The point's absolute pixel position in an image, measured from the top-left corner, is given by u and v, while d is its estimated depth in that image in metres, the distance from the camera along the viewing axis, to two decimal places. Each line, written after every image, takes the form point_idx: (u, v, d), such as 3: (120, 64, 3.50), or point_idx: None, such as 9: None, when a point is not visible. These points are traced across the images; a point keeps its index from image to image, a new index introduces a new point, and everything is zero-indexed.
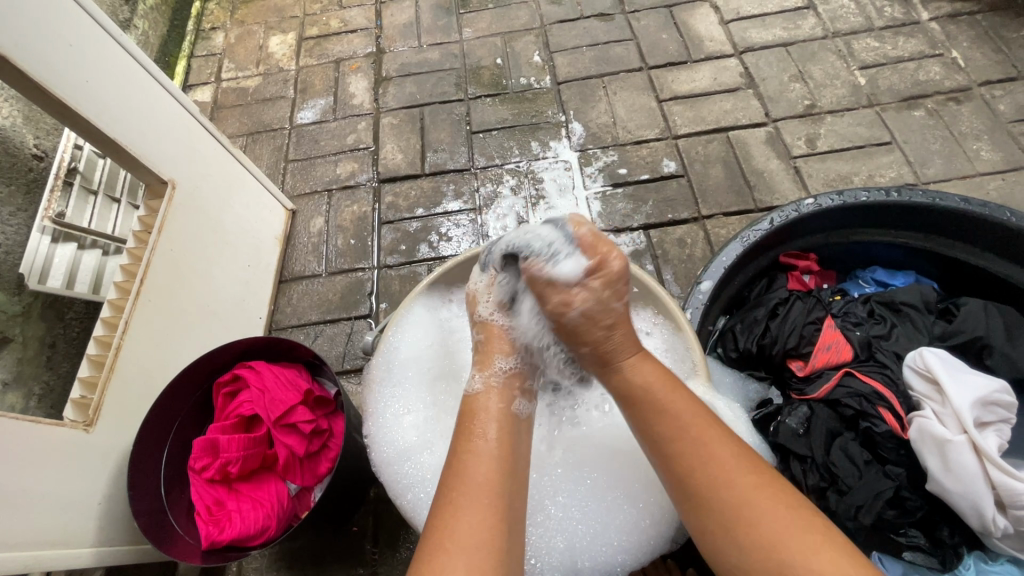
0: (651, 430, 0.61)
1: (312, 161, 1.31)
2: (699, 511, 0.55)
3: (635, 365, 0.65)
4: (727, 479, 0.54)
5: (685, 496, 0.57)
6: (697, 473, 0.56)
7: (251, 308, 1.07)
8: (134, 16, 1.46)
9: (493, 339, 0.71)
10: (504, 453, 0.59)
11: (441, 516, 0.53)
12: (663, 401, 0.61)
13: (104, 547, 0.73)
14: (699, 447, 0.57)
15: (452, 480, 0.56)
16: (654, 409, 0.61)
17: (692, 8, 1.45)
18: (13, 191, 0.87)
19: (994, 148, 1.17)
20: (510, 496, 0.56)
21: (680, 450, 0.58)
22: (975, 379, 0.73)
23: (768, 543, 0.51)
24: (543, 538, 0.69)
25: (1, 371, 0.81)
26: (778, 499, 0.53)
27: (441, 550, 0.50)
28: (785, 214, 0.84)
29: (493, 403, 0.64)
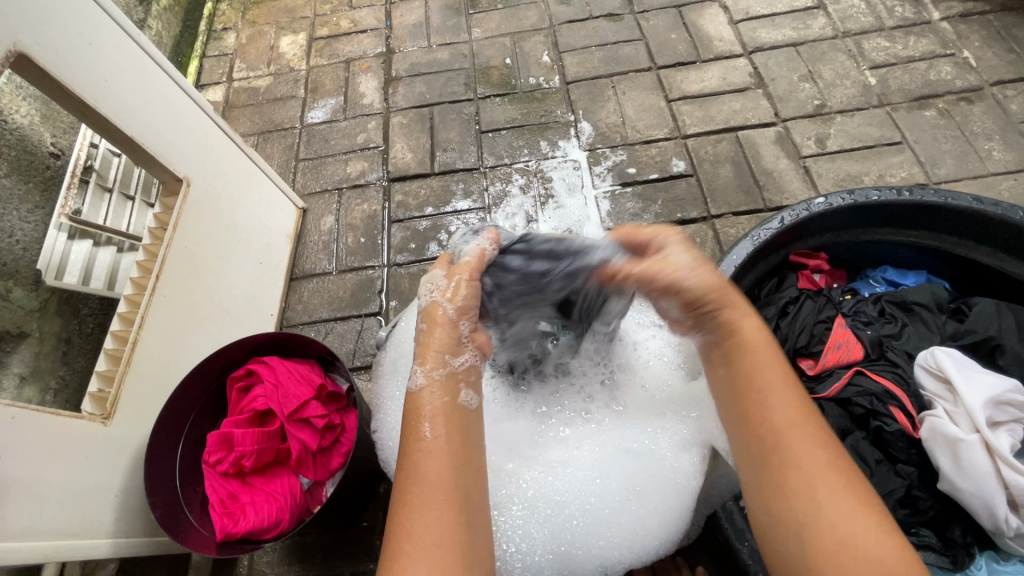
0: (747, 401, 0.56)
1: (323, 160, 1.32)
2: (774, 495, 0.52)
3: (743, 336, 0.58)
4: (816, 471, 0.51)
5: (763, 476, 0.53)
6: (789, 458, 0.52)
7: (263, 304, 1.08)
8: (148, 17, 1.47)
9: (435, 329, 0.64)
10: (454, 446, 0.57)
11: (398, 519, 0.52)
12: (772, 376, 0.56)
13: (121, 539, 0.74)
14: (796, 434, 0.53)
15: (404, 482, 0.54)
16: (759, 381, 0.56)
17: (701, 8, 1.45)
18: (31, 188, 0.88)
19: (1006, 148, 1.16)
20: (468, 489, 0.55)
21: (775, 433, 0.53)
22: (987, 378, 0.73)
23: (842, 544, 0.48)
24: (522, 526, 0.70)
25: (19, 366, 0.82)
26: (862, 503, 0.49)
27: (401, 553, 0.50)
28: (796, 213, 0.84)
29: (437, 396, 0.60)
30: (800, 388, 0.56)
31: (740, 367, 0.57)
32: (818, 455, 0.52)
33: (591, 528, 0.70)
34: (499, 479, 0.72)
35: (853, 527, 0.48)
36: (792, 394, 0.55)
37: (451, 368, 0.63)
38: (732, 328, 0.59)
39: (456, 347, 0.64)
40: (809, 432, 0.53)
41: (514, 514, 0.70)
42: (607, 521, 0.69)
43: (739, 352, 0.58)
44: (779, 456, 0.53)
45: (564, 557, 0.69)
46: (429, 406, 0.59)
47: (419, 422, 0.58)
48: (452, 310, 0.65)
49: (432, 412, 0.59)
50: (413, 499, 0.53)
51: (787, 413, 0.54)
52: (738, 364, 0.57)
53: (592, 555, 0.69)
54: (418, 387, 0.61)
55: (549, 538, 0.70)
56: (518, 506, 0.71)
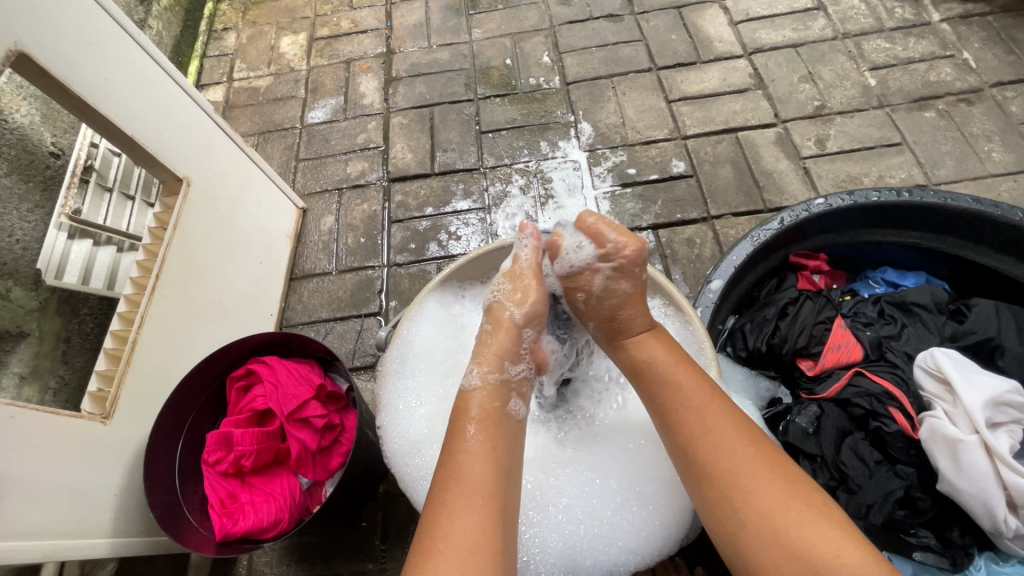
0: (662, 400, 0.63)
1: (323, 160, 1.32)
2: (700, 482, 0.58)
3: (645, 348, 0.67)
4: (731, 452, 0.58)
5: (686, 468, 0.60)
6: (706, 445, 0.59)
7: (263, 304, 1.08)
8: (149, 17, 1.48)
9: None
10: (496, 451, 0.59)
11: (436, 515, 0.53)
12: (677, 376, 0.63)
13: (120, 539, 0.74)
14: (704, 421, 0.60)
15: (445, 480, 0.56)
16: (666, 383, 0.63)
17: (701, 9, 1.45)
18: (31, 188, 0.88)
19: (1005, 149, 1.16)
20: (506, 494, 0.57)
21: (687, 425, 0.60)
22: (986, 379, 0.73)
23: (765, 516, 0.54)
24: (534, 533, 0.69)
25: (19, 365, 0.82)
26: (777, 473, 0.56)
27: (434, 552, 0.51)
28: (796, 213, 0.84)
29: (485, 401, 0.62)
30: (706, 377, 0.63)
31: (648, 374, 0.65)
32: (732, 436, 0.58)
33: (596, 530, 0.69)
34: None
35: (771, 496, 0.55)
36: (697, 384, 0.62)
37: (507, 376, 0.65)
38: (633, 344, 0.68)
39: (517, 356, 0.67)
40: (721, 417, 0.60)
41: (533, 522, 0.70)
42: (610, 522, 0.69)
43: (646, 362, 0.66)
44: (696, 443, 0.59)
45: (574, 563, 0.67)
46: (475, 408, 0.62)
47: (464, 424, 0.60)
48: (518, 316, 0.68)
49: (479, 416, 0.61)
50: (454, 498, 0.54)
51: (701, 407, 0.61)
52: (641, 375, 0.66)
53: (598, 558, 0.66)
54: (470, 388, 0.64)
55: (559, 546, 0.68)
56: (530, 510, 0.71)
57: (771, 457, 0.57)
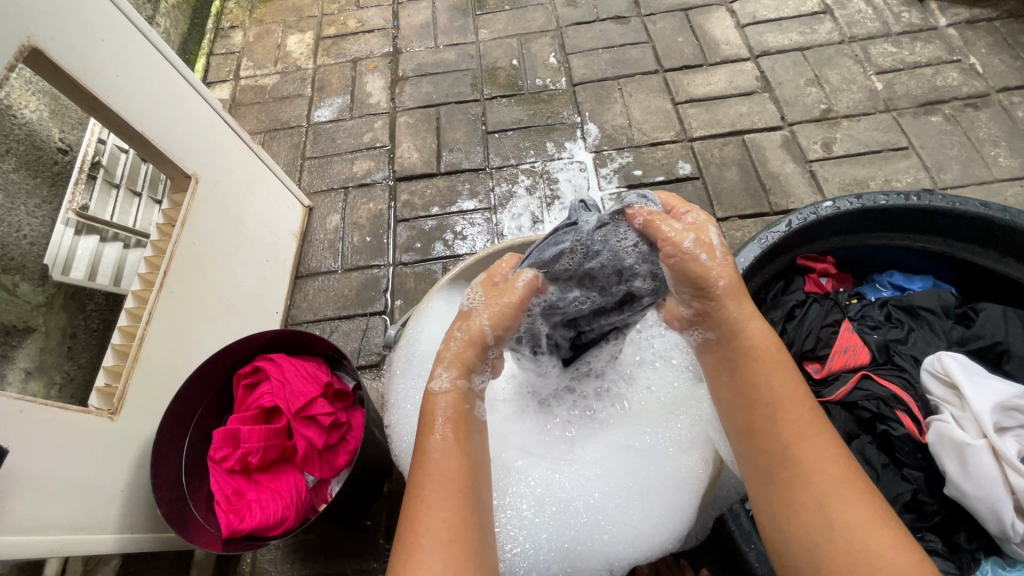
0: (752, 401, 0.58)
1: (329, 159, 1.32)
2: (778, 496, 0.54)
3: (745, 335, 0.60)
4: (817, 470, 0.52)
5: (758, 454, 0.57)
6: (795, 458, 0.54)
7: (268, 301, 1.08)
8: (156, 14, 1.47)
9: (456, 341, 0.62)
10: (464, 447, 0.57)
11: (412, 515, 0.52)
12: (778, 371, 0.58)
13: (125, 535, 0.74)
14: (793, 433, 0.55)
15: (417, 478, 0.54)
16: (758, 381, 0.58)
17: (708, 12, 1.45)
18: (39, 183, 0.88)
19: (1012, 154, 1.16)
20: (476, 489, 0.56)
21: (775, 433, 0.56)
22: (994, 384, 0.73)
23: (855, 544, 0.48)
24: (532, 527, 0.70)
25: (25, 360, 0.82)
26: (865, 500, 0.51)
27: (417, 546, 0.50)
28: (804, 216, 0.84)
29: (452, 403, 0.59)
30: (800, 381, 0.58)
31: (746, 367, 0.59)
32: (820, 453, 0.53)
33: (596, 525, 0.69)
34: (509, 477, 0.73)
35: (833, 487, 0.51)
36: (789, 387, 0.57)
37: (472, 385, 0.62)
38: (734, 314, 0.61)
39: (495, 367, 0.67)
40: (812, 434, 0.54)
41: (527, 514, 0.71)
42: (610, 517, 0.69)
43: (743, 353, 0.60)
44: (781, 454, 0.55)
45: (571, 557, 0.68)
46: (442, 409, 0.59)
47: (433, 424, 0.58)
48: (492, 335, 0.61)
49: (447, 415, 0.59)
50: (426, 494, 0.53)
51: (791, 417, 0.56)
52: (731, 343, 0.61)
53: (598, 552, 0.68)
54: (436, 392, 0.60)
55: (557, 540, 0.69)
56: (528, 505, 0.71)
57: (861, 482, 0.52)
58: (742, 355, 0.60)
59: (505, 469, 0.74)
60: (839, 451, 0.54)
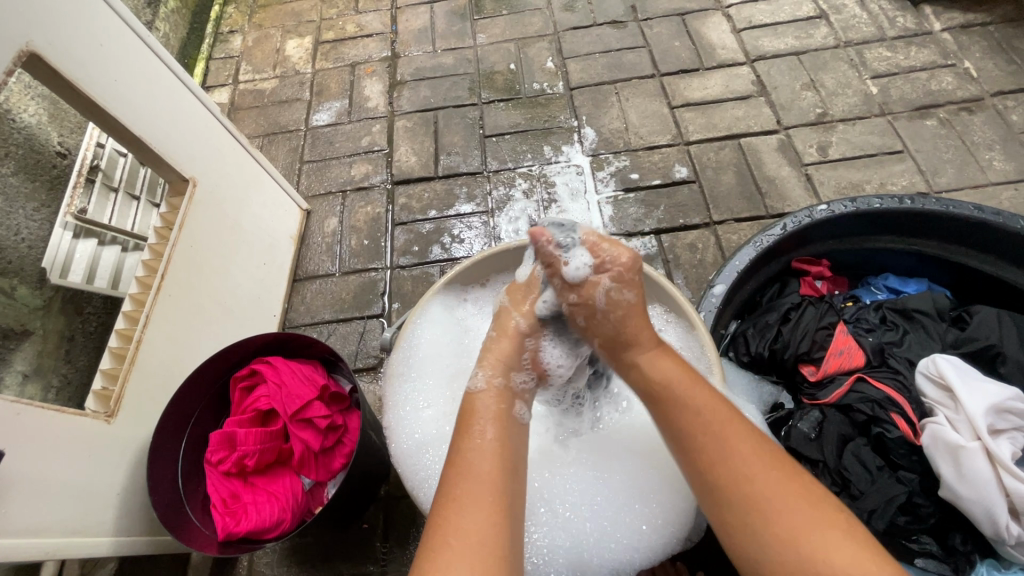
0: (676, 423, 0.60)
1: (327, 162, 1.33)
2: (722, 515, 0.55)
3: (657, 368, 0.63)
4: (755, 480, 0.54)
5: (693, 472, 0.58)
6: (727, 471, 0.56)
7: (266, 305, 1.08)
8: (156, 19, 1.48)
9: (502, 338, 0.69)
10: (502, 450, 0.59)
11: (445, 509, 0.53)
12: (690, 393, 0.60)
13: (122, 538, 0.74)
14: (724, 450, 0.56)
15: (453, 475, 0.56)
16: (677, 406, 0.60)
17: (704, 16, 1.46)
18: (38, 187, 0.89)
19: (1007, 158, 1.17)
20: (512, 494, 0.56)
21: (706, 456, 0.57)
22: (988, 386, 0.73)
23: (806, 553, 0.50)
24: (540, 534, 0.70)
25: (22, 363, 0.82)
26: (805, 500, 0.53)
27: (446, 544, 0.51)
28: (799, 219, 0.84)
29: (492, 403, 0.64)
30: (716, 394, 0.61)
31: (659, 396, 0.62)
32: (753, 463, 0.55)
33: (603, 531, 0.69)
34: None
35: (773, 491, 0.53)
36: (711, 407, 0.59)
37: (510, 383, 0.66)
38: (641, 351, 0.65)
39: (518, 364, 0.68)
40: (742, 443, 0.57)
41: (537, 519, 0.71)
42: (614, 521, 0.70)
43: (660, 386, 0.62)
44: (716, 476, 0.56)
45: (579, 563, 0.67)
46: (482, 412, 0.62)
47: (477, 423, 0.61)
48: (523, 322, 0.70)
49: (487, 414, 0.62)
50: (460, 491, 0.54)
51: (720, 435, 0.57)
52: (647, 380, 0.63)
53: (603, 555, 0.67)
54: (477, 389, 0.65)
55: (565, 546, 0.69)
56: (536, 510, 0.72)
57: (793, 479, 0.54)
58: (652, 389, 0.63)
59: None
60: (766, 452, 0.56)
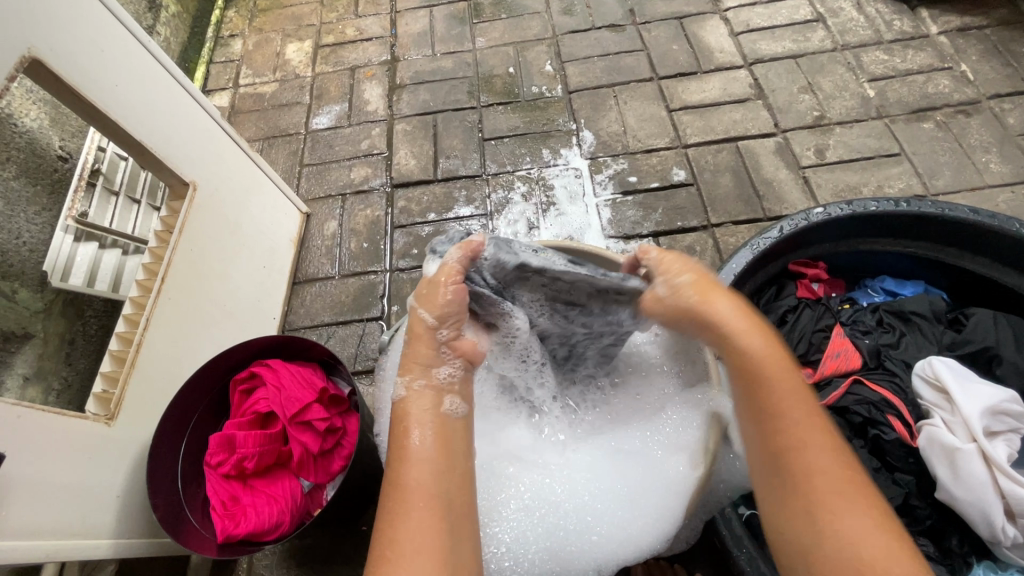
0: (777, 435, 0.56)
1: (327, 165, 1.33)
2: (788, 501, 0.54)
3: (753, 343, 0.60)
4: (837, 486, 0.52)
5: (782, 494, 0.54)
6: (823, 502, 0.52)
7: (266, 308, 1.09)
8: (157, 23, 1.49)
9: (416, 343, 0.65)
10: (437, 452, 0.59)
11: (383, 523, 0.54)
12: (802, 411, 0.56)
13: (122, 540, 0.74)
14: (812, 440, 0.55)
15: (388, 488, 0.56)
16: (787, 417, 0.56)
17: (702, 20, 1.46)
18: (39, 191, 0.89)
19: (1003, 160, 1.17)
20: (450, 494, 0.56)
21: (797, 457, 0.54)
22: (984, 388, 0.74)
23: None
24: (518, 529, 0.70)
25: (23, 366, 0.82)
26: (887, 528, 0.51)
27: (383, 558, 0.52)
28: (795, 222, 0.85)
29: (426, 405, 0.62)
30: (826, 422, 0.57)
31: (767, 401, 0.57)
32: (838, 470, 0.53)
33: (585, 528, 0.69)
34: (499, 483, 0.72)
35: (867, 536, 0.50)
36: (800, 393, 0.57)
37: (434, 381, 0.63)
38: (751, 351, 0.59)
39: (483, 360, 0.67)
40: (846, 483, 0.53)
41: (515, 516, 0.70)
42: (598, 519, 0.70)
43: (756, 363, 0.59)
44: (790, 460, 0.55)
45: (559, 557, 0.68)
46: (414, 414, 0.61)
47: (406, 429, 0.60)
48: (431, 319, 0.64)
49: (419, 417, 0.61)
50: (397, 503, 0.55)
51: (830, 463, 0.54)
52: (754, 382, 0.58)
53: (586, 554, 0.68)
54: (400, 398, 0.63)
55: (541, 539, 0.69)
56: (516, 508, 0.71)
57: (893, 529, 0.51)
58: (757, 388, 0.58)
59: (495, 475, 0.73)
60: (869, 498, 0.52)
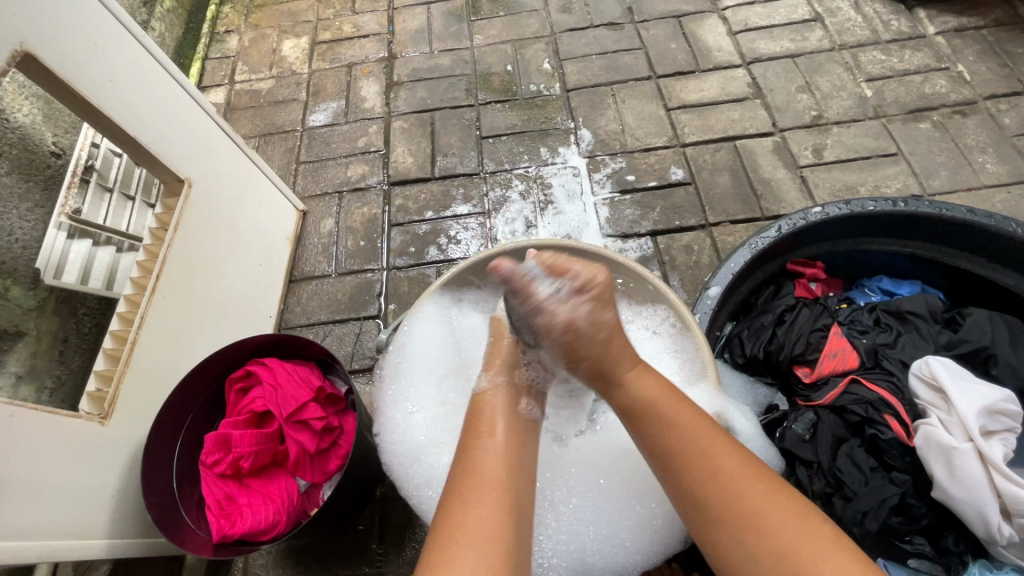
0: (664, 445, 0.61)
1: (323, 163, 1.32)
2: (708, 525, 0.56)
3: (638, 383, 0.65)
4: (726, 471, 0.57)
5: (681, 497, 0.59)
6: (704, 488, 0.57)
7: (262, 306, 1.08)
8: (151, 18, 1.48)
9: (500, 343, 0.74)
10: (511, 448, 0.61)
11: (452, 506, 0.55)
12: (676, 415, 0.61)
13: (116, 540, 0.74)
14: (721, 467, 0.57)
15: (461, 473, 0.58)
16: (664, 425, 0.61)
17: (700, 19, 1.46)
18: (32, 187, 0.88)
19: (999, 160, 1.18)
20: (518, 490, 0.58)
21: (693, 460, 0.58)
22: (980, 388, 0.74)
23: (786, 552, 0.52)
24: (545, 537, 0.70)
25: (16, 364, 0.82)
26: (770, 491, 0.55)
27: (452, 540, 0.52)
28: (793, 221, 0.84)
29: (501, 402, 0.67)
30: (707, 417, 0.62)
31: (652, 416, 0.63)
32: (730, 462, 0.57)
33: (602, 531, 0.70)
34: None
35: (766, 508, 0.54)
36: (692, 419, 0.61)
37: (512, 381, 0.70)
38: (629, 380, 0.66)
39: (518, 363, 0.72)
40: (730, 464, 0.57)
41: (546, 525, 0.71)
42: (615, 519, 0.70)
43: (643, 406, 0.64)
44: (696, 482, 0.58)
45: (580, 561, 0.68)
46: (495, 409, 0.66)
47: (484, 423, 0.64)
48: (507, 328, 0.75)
49: (495, 414, 0.65)
50: (470, 489, 0.56)
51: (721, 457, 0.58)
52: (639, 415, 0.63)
53: (606, 556, 0.68)
54: (481, 391, 0.69)
55: (569, 548, 0.69)
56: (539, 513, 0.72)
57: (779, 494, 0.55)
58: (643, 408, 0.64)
59: None
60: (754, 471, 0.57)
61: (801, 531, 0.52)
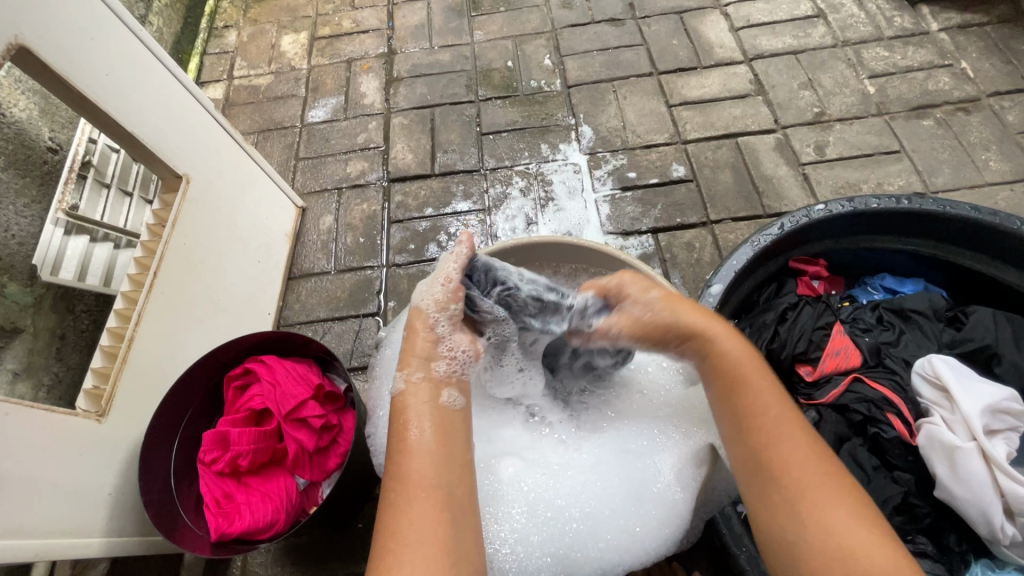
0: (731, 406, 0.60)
1: (323, 159, 1.32)
2: (761, 492, 0.55)
3: (721, 352, 0.62)
4: (792, 450, 0.55)
5: (743, 464, 0.57)
6: (771, 458, 0.55)
7: (261, 303, 1.07)
8: (149, 13, 1.47)
9: (415, 335, 0.66)
10: (439, 441, 0.59)
11: (385, 518, 0.53)
12: (757, 384, 0.59)
13: (114, 538, 0.73)
14: (792, 443, 0.55)
15: (392, 477, 0.56)
16: (743, 387, 0.59)
17: (702, 15, 1.45)
18: (28, 182, 0.88)
19: (1003, 158, 1.17)
20: (452, 485, 0.56)
21: (762, 430, 0.56)
22: (984, 387, 0.73)
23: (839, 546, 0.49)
24: (524, 531, 0.69)
25: (14, 361, 0.81)
26: (838, 486, 0.53)
27: (388, 552, 0.51)
28: (796, 219, 0.84)
29: (426, 395, 0.62)
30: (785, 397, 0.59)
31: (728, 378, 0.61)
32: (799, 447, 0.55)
33: (592, 530, 0.69)
34: (503, 485, 0.72)
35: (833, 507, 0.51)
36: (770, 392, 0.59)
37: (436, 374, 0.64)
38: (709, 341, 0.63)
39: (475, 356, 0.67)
40: (797, 442, 0.55)
41: (531, 521, 0.70)
42: (606, 521, 0.70)
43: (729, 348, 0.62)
44: (761, 451, 0.56)
45: (564, 558, 0.69)
46: (420, 402, 0.62)
47: (407, 421, 0.60)
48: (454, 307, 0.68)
49: (425, 409, 0.61)
50: (399, 496, 0.54)
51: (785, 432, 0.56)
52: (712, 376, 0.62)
53: (591, 553, 0.68)
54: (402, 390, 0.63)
55: (552, 544, 0.69)
56: (521, 510, 0.70)
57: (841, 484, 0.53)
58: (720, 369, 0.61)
59: (499, 476, 0.73)
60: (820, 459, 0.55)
61: (861, 532, 0.50)
